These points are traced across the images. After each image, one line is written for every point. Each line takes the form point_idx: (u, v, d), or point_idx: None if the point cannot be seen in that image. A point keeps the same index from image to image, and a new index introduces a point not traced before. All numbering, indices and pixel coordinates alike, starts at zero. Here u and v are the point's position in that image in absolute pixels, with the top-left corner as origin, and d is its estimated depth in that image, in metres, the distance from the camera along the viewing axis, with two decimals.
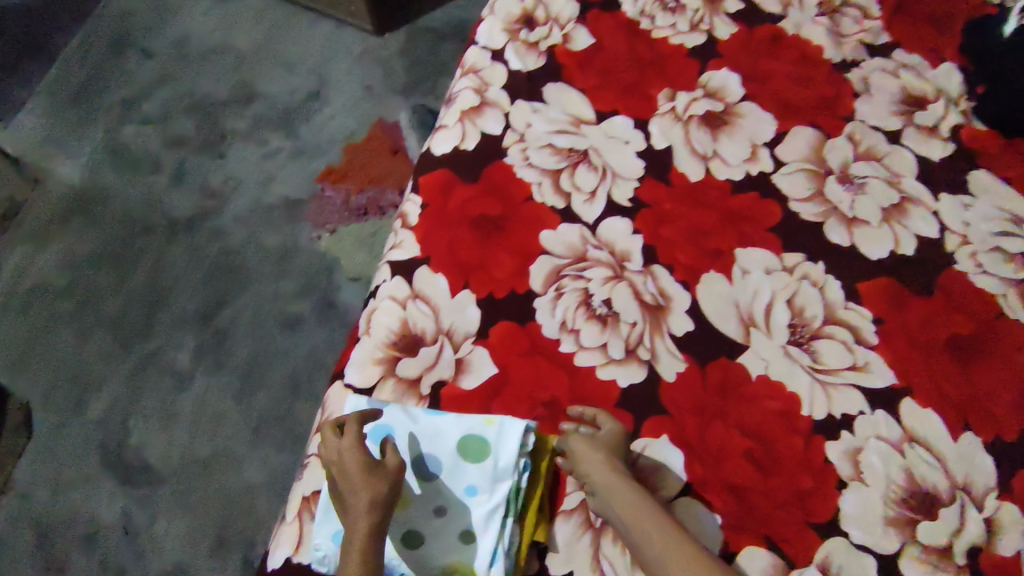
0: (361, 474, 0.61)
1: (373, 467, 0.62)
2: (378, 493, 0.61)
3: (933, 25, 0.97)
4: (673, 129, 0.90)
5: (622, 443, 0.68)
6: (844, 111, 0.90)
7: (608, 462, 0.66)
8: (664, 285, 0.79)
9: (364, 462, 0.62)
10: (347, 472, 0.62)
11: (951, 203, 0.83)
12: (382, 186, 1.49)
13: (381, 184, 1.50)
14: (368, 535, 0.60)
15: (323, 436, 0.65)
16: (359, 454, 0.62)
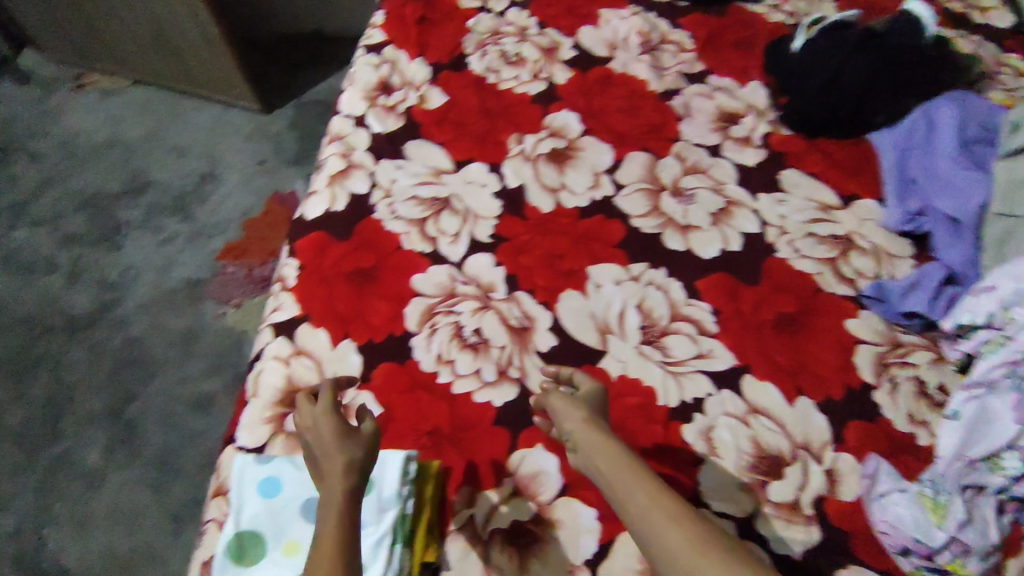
0: (334, 436, 0.69)
1: (346, 431, 0.70)
2: (350, 454, 0.68)
3: (739, 51, 1.11)
4: (524, 167, 0.99)
5: (598, 400, 0.75)
6: (670, 134, 1.02)
7: (587, 414, 0.71)
8: (527, 308, 0.87)
9: (338, 428, 0.70)
10: (322, 436, 0.69)
11: (768, 201, 0.95)
12: None
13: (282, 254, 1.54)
14: (345, 494, 0.65)
15: (299, 405, 0.74)
16: (332, 420, 0.70)
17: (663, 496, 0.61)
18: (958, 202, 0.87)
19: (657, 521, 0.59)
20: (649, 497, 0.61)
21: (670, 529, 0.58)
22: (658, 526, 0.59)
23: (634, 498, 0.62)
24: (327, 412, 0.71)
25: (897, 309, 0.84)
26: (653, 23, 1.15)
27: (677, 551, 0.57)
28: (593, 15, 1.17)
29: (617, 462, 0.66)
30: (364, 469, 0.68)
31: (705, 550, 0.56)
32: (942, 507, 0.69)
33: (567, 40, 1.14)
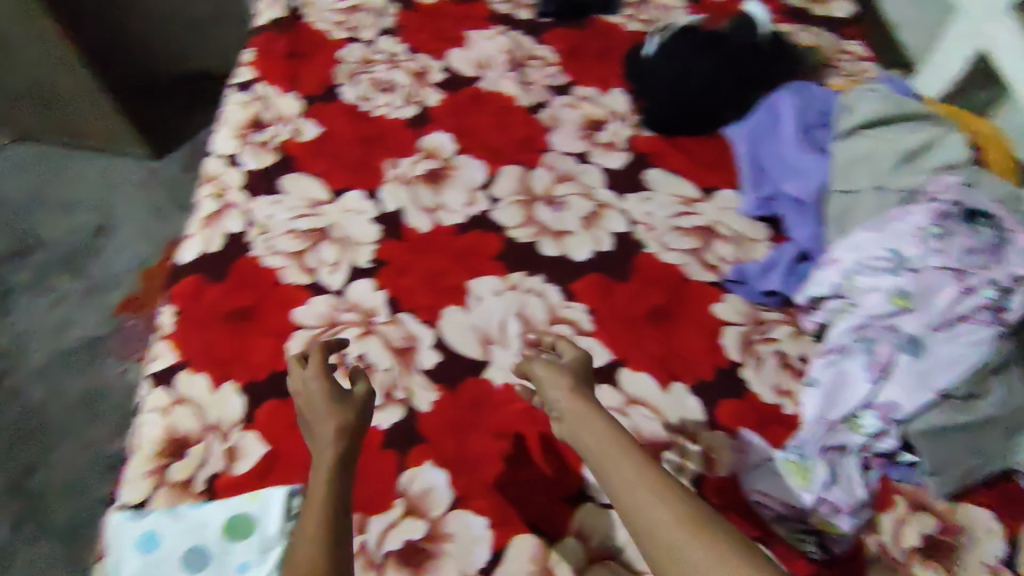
0: (326, 401, 0.71)
1: (338, 396, 0.72)
2: (346, 417, 0.70)
3: (601, 62, 1.16)
4: (401, 190, 1.01)
5: (584, 368, 0.77)
6: (540, 146, 1.06)
7: (573, 384, 0.73)
8: (410, 328, 0.88)
9: (331, 393, 0.72)
10: (313, 400, 0.71)
11: (635, 200, 0.99)
12: None
13: None
14: (336, 453, 0.66)
15: (289, 369, 0.76)
16: (324, 385, 0.73)
17: (644, 466, 0.61)
18: (801, 183, 0.92)
19: (637, 489, 0.59)
20: (631, 466, 0.61)
21: (650, 497, 0.58)
22: (637, 494, 0.59)
23: (617, 467, 0.62)
24: (318, 376, 0.73)
25: (757, 289, 0.90)
26: (518, 41, 1.19)
27: (655, 516, 0.57)
28: (461, 37, 1.20)
29: (599, 434, 0.66)
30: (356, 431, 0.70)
31: (682, 517, 0.56)
32: (808, 469, 0.75)
33: (436, 63, 1.17)
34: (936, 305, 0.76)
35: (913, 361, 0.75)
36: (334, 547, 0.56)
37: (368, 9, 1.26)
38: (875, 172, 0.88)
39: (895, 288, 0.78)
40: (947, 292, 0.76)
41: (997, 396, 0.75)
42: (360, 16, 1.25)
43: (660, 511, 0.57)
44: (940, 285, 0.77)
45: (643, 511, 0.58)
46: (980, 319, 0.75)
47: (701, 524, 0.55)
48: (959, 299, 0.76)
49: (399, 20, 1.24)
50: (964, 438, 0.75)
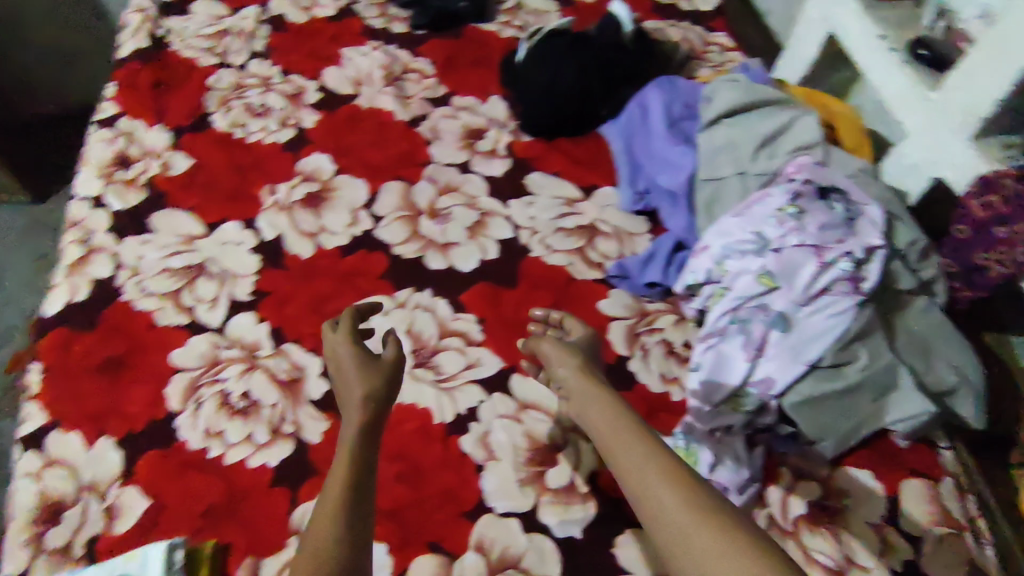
0: (355, 364, 0.71)
1: (366, 361, 0.72)
2: (371, 382, 0.69)
3: (477, 69, 1.16)
4: (279, 218, 0.98)
5: (590, 347, 0.79)
6: (421, 159, 1.05)
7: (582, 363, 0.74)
8: (296, 358, 0.86)
9: (358, 359, 0.72)
10: (343, 364, 0.72)
11: (518, 206, 1.00)
12: None
13: None
14: (361, 421, 0.65)
15: (322, 332, 0.77)
16: (353, 352, 0.73)
17: (656, 451, 0.60)
18: (672, 175, 0.95)
19: (649, 472, 0.58)
20: (643, 450, 0.60)
21: (662, 481, 0.57)
22: (650, 478, 0.58)
23: (626, 451, 0.61)
24: (347, 341, 0.73)
25: (640, 282, 0.92)
26: (394, 55, 1.18)
27: (665, 500, 0.56)
28: (335, 56, 1.19)
29: (611, 415, 0.65)
30: (382, 398, 0.69)
31: (695, 502, 0.55)
32: (694, 454, 0.76)
33: (311, 83, 1.15)
34: (799, 282, 0.79)
35: (784, 337, 0.79)
36: (352, 507, 0.56)
37: (236, 32, 1.22)
38: (737, 160, 0.91)
39: (760, 270, 0.81)
40: (809, 267, 0.79)
41: (862, 362, 0.78)
42: (229, 41, 1.21)
43: (671, 497, 0.56)
44: (802, 262, 0.79)
45: (658, 496, 0.56)
46: (839, 291, 0.78)
47: (715, 513, 0.54)
48: (820, 272, 0.79)
49: (271, 42, 1.21)
50: (835, 405, 0.79)
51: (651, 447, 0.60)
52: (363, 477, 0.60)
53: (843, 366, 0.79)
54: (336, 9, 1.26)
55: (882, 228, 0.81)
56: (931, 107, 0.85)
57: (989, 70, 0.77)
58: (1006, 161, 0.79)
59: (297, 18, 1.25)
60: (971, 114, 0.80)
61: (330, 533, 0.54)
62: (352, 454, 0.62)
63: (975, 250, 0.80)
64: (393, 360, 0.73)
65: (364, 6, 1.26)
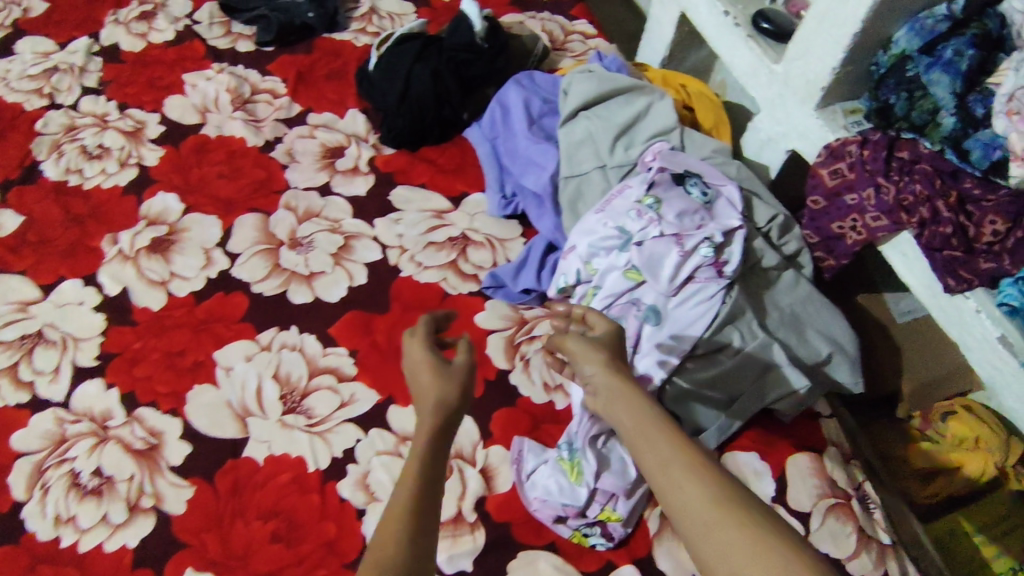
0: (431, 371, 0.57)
1: (440, 364, 0.58)
2: (442, 388, 0.56)
3: (331, 83, 1.10)
4: (124, 270, 0.91)
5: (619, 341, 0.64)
6: (278, 185, 0.98)
7: (609, 360, 0.60)
8: (152, 423, 0.80)
9: (439, 363, 0.58)
10: (417, 368, 0.59)
11: (384, 224, 0.95)
12: None
13: None
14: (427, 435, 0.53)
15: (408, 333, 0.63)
16: (427, 360, 0.59)
17: (682, 448, 0.50)
18: (536, 176, 0.92)
19: (677, 476, 0.48)
20: (674, 456, 0.50)
21: (686, 475, 0.48)
22: (674, 476, 0.48)
23: (658, 453, 0.51)
24: (418, 340, 0.61)
25: (515, 290, 0.88)
26: (242, 76, 1.10)
27: (687, 494, 0.47)
28: (178, 83, 1.10)
29: (631, 409, 0.55)
30: (455, 412, 0.56)
31: (720, 496, 0.46)
32: (578, 464, 0.74)
33: (152, 116, 1.06)
34: (663, 271, 0.78)
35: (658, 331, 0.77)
36: (425, 509, 0.48)
37: (65, 68, 1.12)
38: (597, 153, 0.89)
39: (626, 265, 0.79)
40: (673, 255, 0.77)
41: (736, 346, 0.78)
42: (57, 78, 1.11)
43: (694, 493, 0.47)
44: (665, 251, 0.78)
45: (682, 494, 0.48)
46: (704, 277, 0.77)
47: (739, 506, 0.46)
48: (683, 259, 0.77)
49: (106, 75, 1.11)
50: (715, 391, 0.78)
51: (677, 445, 0.50)
52: (430, 492, 0.49)
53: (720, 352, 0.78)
54: (175, 31, 1.17)
55: (738, 207, 0.81)
56: (778, 80, 0.85)
57: (822, 39, 0.77)
58: (850, 128, 0.79)
59: (133, 45, 1.15)
60: (813, 85, 0.80)
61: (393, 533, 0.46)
62: (421, 469, 0.50)
63: (831, 218, 0.80)
64: (468, 365, 0.59)
65: (206, 26, 1.17)
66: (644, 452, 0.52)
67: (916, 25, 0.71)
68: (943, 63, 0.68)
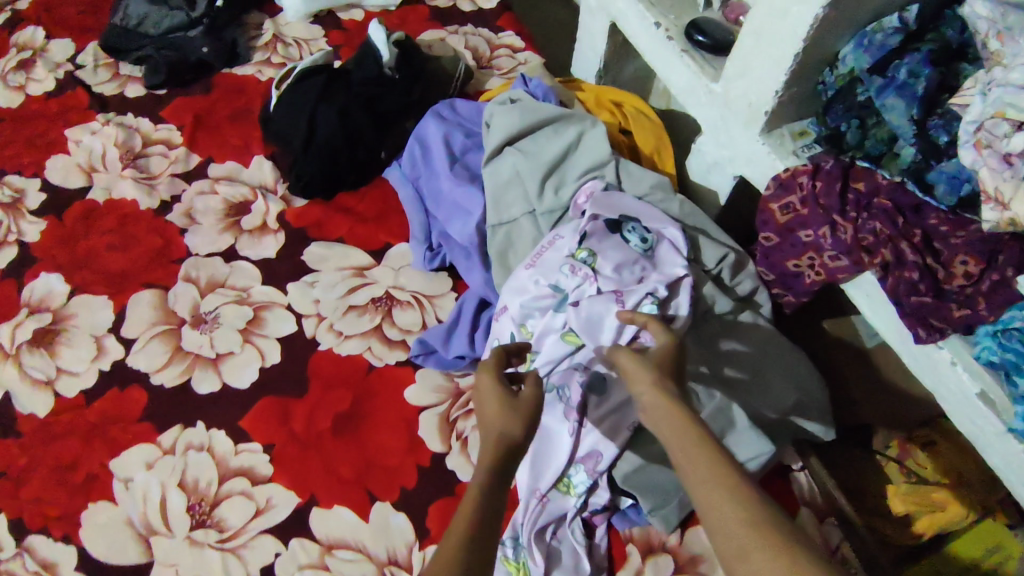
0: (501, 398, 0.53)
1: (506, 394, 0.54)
2: (508, 424, 0.52)
3: (233, 127, 0.99)
4: (3, 371, 0.80)
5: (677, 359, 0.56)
6: (177, 254, 0.88)
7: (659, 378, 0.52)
8: (43, 554, 0.70)
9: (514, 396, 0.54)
10: (484, 400, 0.54)
11: (299, 289, 0.85)
12: None
13: None
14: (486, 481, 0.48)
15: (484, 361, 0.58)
16: (495, 389, 0.54)
17: (724, 470, 0.45)
18: (463, 224, 0.82)
19: (719, 497, 0.44)
20: (717, 476, 0.45)
21: (726, 492, 0.44)
22: (717, 497, 0.44)
23: (699, 470, 0.46)
24: (486, 369, 0.57)
25: (447, 357, 0.79)
26: (131, 126, 0.99)
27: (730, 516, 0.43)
28: (60, 141, 0.98)
29: (675, 416, 0.49)
30: (519, 447, 0.52)
31: (765, 524, 0.42)
32: (525, 566, 0.67)
33: (32, 181, 0.94)
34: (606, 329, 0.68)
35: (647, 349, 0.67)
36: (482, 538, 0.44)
37: None
38: (526, 196, 0.80)
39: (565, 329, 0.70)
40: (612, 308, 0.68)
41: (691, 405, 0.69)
42: None
43: (736, 515, 0.43)
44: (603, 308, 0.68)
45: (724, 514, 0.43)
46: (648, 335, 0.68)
47: (783, 536, 0.42)
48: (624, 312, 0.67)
49: None
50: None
51: (720, 459, 0.46)
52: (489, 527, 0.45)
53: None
54: (56, 80, 1.04)
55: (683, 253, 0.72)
56: (718, 101, 0.76)
57: (763, 58, 0.68)
58: (800, 153, 0.70)
59: (8, 100, 1.02)
60: (756, 108, 0.71)
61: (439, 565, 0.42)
62: (481, 505, 0.46)
63: (786, 256, 0.72)
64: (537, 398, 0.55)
65: (90, 71, 1.05)
66: (686, 468, 0.46)
67: (864, 40, 0.62)
68: (897, 85, 0.59)
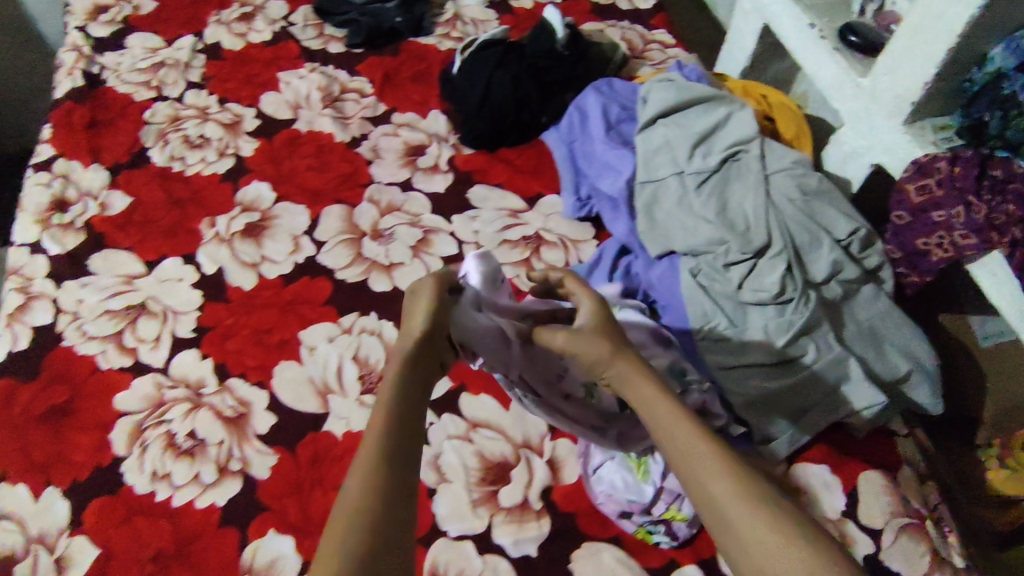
0: (427, 309, 0.62)
1: (420, 305, 0.63)
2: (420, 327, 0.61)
3: (416, 85, 1.15)
4: (219, 251, 0.97)
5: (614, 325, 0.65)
6: (363, 180, 1.04)
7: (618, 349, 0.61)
8: (241, 393, 0.85)
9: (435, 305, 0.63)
10: (410, 310, 0.64)
11: (462, 220, 0.99)
12: None
13: None
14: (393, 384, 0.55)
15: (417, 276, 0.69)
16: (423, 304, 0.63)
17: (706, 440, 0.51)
18: (613, 180, 0.94)
19: (713, 474, 0.49)
20: (700, 443, 0.51)
21: (720, 471, 0.49)
22: (699, 466, 0.50)
23: (656, 417, 0.55)
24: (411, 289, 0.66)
25: None
26: (332, 75, 1.16)
27: (682, 444, 0.51)
28: (272, 80, 1.17)
29: (653, 401, 0.56)
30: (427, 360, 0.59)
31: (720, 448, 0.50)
32: (645, 464, 0.76)
33: (249, 110, 1.13)
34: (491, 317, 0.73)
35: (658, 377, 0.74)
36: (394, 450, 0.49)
37: (171, 63, 1.20)
38: (675, 160, 0.90)
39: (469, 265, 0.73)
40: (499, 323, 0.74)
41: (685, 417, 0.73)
42: (162, 73, 1.19)
43: (725, 490, 0.48)
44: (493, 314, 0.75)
45: (680, 447, 0.52)
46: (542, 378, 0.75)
47: (762, 502, 0.46)
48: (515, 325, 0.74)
49: (207, 71, 1.19)
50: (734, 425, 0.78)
51: (698, 437, 0.51)
52: (405, 416, 0.53)
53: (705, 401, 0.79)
54: (272, 32, 1.24)
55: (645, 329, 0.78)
56: (863, 94, 0.87)
57: (916, 55, 0.78)
58: (939, 144, 0.80)
59: (233, 44, 1.22)
60: (902, 100, 0.81)
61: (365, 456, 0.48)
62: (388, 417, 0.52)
63: (915, 234, 0.80)
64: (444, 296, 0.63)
65: (301, 28, 1.24)
66: (669, 443, 0.52)
67: (1011, 44, 0.72)
68: None
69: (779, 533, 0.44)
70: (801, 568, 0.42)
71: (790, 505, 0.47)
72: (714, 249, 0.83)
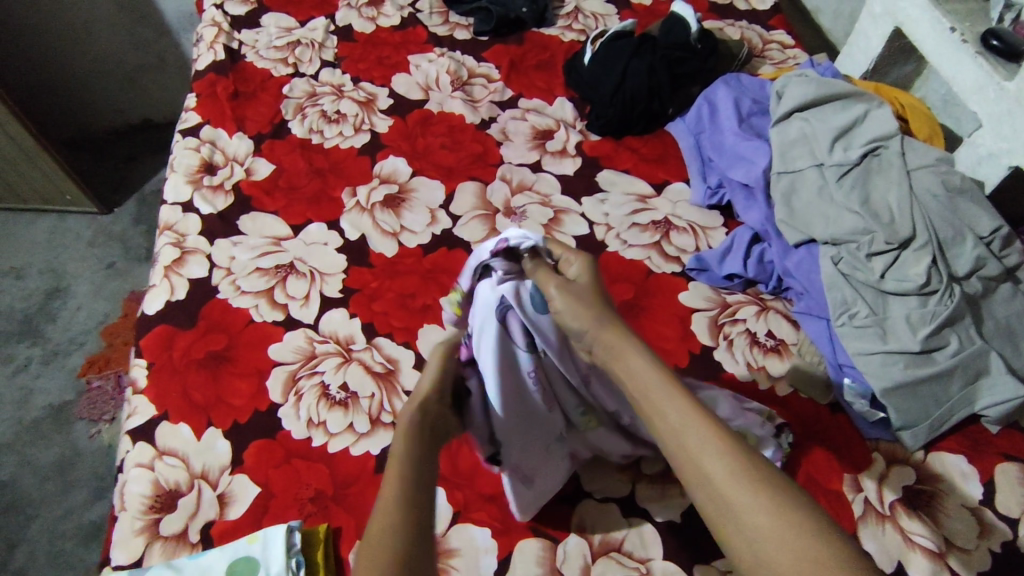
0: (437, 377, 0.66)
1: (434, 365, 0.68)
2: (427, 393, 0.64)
3: (541, 73, 1.20)
4: (362, 219, 1.02)
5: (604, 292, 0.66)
6: (494, 160, 1.08)
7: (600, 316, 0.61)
8: (389, 352, 0.89)
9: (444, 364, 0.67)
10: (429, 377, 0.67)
11: (592, 203, 1.02)
12: (112, 375, 1.46)
13: (113, 367, 1.47)
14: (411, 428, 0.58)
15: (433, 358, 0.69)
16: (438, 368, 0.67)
17: (697, 415, 0.52)
18: (747, 170, 0.98)
19: (703, 448, 0.50)
20: (686, 419, 0.52)
21: (707, 440, 0.50)
22: (690, 436, 0.51)
23: (643, 389, 0.55)
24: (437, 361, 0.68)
25: (719, 274, 0.93)
26: (460, 60, 1.22)
27: (673, 416, 0.52)
28: (403, 62, 1.22)
29: (641, 368, 0.56)
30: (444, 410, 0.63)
31: (710, 424, 0.51)
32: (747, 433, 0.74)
33: (382, 89, 1.18)
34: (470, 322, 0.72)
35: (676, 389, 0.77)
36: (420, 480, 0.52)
37: (306, 42, 1.26)
38: (813, 153, 0.95)
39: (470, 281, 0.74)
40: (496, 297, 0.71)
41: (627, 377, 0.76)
42: (299, 51, 1.25)
43: (719, 465, 0.49)
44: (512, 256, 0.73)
45: (668, 421, 0.52)
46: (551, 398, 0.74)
47: (754, 476, 0.48)
48: (535, 255, 0.72)
49: (340, 52, 1.24)
50: None
51: (686, 412, 0.52)
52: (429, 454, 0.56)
53: (801, 389, 0.84)
54: (401, 17, 1.30)
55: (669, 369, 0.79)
56: (1008, 97, 0.88)
57: None
58: None
59: (363, 27, 1.29)
60: None
61: (393, 495, 0.50)
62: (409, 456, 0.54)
63: None
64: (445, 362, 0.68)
65: (427, 14, 1.30)
66: (658, 413, 0.53)
67: None
68: None
69: (768, 501, 0.46)
70: (781, 541, 0.45)
71: (776, 474, 0.49)
72: (859, 239, 0.87)
